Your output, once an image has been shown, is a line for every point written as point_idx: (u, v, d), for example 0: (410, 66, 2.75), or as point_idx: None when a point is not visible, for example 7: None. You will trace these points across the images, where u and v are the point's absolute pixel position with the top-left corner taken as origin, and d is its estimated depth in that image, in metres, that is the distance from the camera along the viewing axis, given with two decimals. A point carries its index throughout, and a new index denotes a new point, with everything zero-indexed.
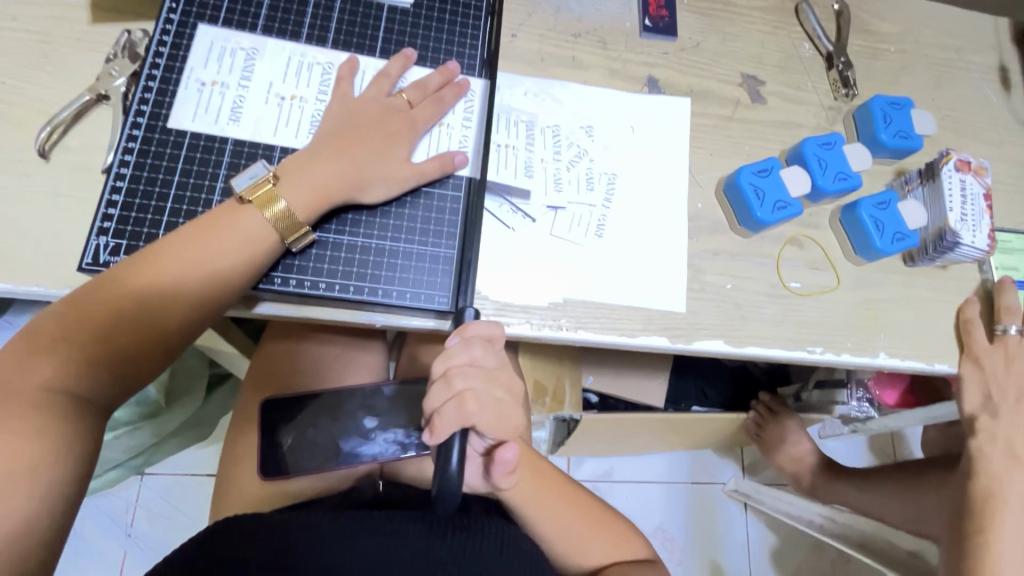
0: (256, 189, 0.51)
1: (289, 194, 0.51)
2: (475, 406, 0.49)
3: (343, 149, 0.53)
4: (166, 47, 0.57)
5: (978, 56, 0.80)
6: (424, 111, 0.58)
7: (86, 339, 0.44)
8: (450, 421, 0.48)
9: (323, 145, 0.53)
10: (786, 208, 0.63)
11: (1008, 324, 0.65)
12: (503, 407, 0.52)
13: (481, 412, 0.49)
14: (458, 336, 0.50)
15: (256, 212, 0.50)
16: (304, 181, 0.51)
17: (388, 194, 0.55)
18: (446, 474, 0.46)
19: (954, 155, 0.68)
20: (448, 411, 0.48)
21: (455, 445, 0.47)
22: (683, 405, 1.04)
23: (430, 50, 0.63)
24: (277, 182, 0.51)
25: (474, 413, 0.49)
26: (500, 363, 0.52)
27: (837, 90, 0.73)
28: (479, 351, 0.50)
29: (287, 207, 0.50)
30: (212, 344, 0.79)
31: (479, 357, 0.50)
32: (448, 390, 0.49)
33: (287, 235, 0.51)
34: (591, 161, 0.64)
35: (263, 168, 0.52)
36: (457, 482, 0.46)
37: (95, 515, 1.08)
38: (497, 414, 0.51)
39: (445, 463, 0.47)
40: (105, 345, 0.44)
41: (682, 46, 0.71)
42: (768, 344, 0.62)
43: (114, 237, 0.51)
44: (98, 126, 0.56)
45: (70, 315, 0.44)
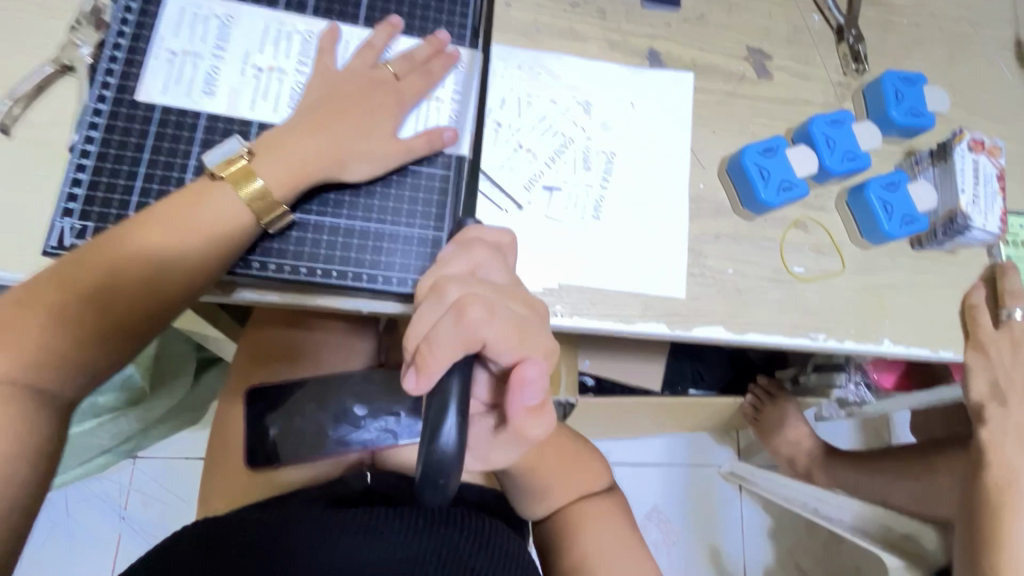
0: (229, 165, 0.48)
1: (266, 173, 0.48)
2: (478, 316, 0.38)
3: (322, 123, 0.50)
4: (133, 14, 0.53)
5: (995, 30, 0.77)
6: (411, 84, 0.55)
7: (55, 329, 0.41)
8: (445, 343, 0.37)
9: (301, 119, 0.50)
10: (792, 189, 0.60)
11: (1013, 309, 0.63)
12: (520, 321, 0.40)
13: (487, 322, 0.38)
14: (451, 246, 0.44)
15: (232, 189, 0.47)
16: (282, 158, 0.48)
17: (372, 172, 0.52)
18: (436, 442, 0.34)
19: (968, 134, 0.65)
20: (439, 336, 0.37)
21: (451, 394, 0.36)
22: (680, 388, 1.02)
23: (417, 19, 0.59)
24: (250, 158, 0.48)
25: (477, 326, 0.37)
26: (510, 279, 0.43)
27: (847, 64, 0.69)
28: (482, 257, 0.42)
29: (263, 185, 0.47)
30: (196, 328, 0.76)
31: (481, 266, 0.42)
32: (440, 304, 0.39)
33: (264, 214, 0.48)
34: (588, 140, 0.61)
35: (237, 142, 0.49)
36: (453, 455, 0.34)
37: (88, 499, 1.07)
38: (514, 326, 0.39)
39: (433, 425, 0.35)
40: (72, 331, 0.42)
41: (685, 17, 0.67)
42: (769, 331, 0.60)
43: (80, 220, 0.48)
44: (62, 99, 0.52)
45: (31, 301, 0.41)
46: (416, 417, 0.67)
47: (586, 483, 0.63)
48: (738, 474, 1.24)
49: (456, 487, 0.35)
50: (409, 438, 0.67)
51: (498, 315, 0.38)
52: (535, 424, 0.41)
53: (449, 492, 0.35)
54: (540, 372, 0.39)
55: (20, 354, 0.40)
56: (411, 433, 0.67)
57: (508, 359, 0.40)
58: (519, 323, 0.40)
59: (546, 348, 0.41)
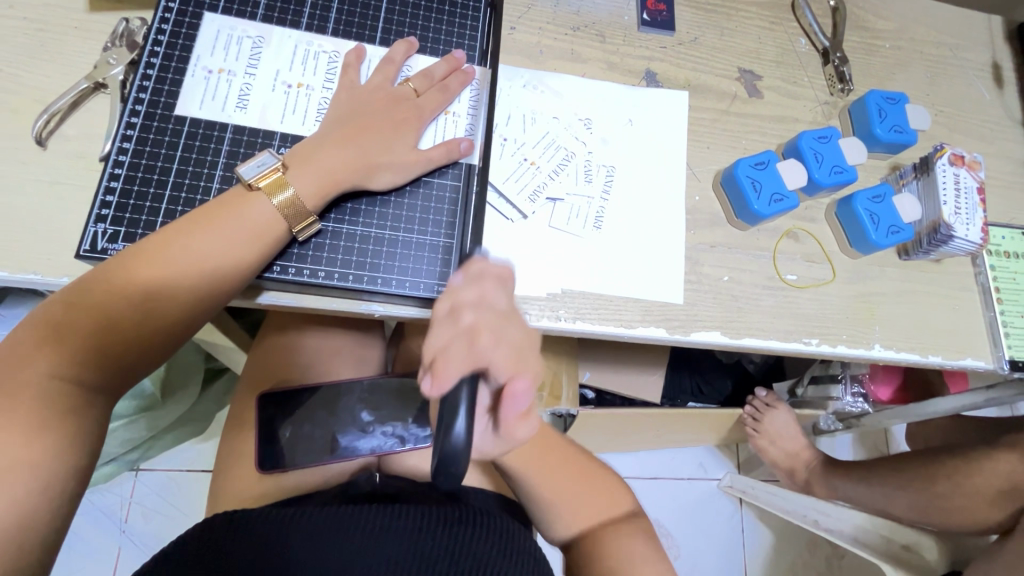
0: (263, 178, 0.51)
1: (297, 182, 0.51)
2: (488, 341, 0.40)
3: (353, 136, 0.53)
4: (165, 35, 0.57)
5: (973, 54, 0.81)
6: (430, 100, 0.59)
7: (100, 331, 0.44)
8: (460, 358, 0.39)
9: (331, 131, 0.53)
10: (783, 201, 0.63)
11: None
12: (519, 347, 0.43)
13: (494, 346, 0.41)
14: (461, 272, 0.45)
15: (265, 198, 0.50)
16: (312, 168, 0.51)
17: (395, 181, 0.56)
18: (449, 438, 0.35)
19: (949, 149, 0.68)
20: (453, 350, 0.39)
21: (461, 402, 0.37)
22: (680, 401, 1.05)
23: (430, 41, 0.63)
24: (285, 172, 0.51)
25: (485, 349, 0.40)
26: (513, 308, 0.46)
27: (833, 85, 0.73)
28: (492, 287, 0.44)
29: (296, 194, 0.50)
30: (208, 336, 0.78)
31: (490, 292, 0.44)
32: (455, 326, 0.41)
33: (295, 225, 0.51)
34: (589, 154, 0.64)
35: (271, 155, 0.51)
36: (463, 451, 0.35)
37: (88, 511, 1.07)
38: (515, 351, 0.42)
39: (446, 427, 0.36)
40: (117, 334, 0.45)
41: (680, 40, 0.71)
42: (765, 336, 0.62)
43: (112, 226, 0.51)
44: (96, 114, 0.55)
45: (79, 305, 0.44)
46: (423, 424, 0.70)
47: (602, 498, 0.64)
48: (738, 488, 1.24)
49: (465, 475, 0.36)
50: (415, 444, 0.69)
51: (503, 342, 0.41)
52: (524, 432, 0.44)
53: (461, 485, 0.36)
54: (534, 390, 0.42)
55: (60, 351, 0.43)
56: (419, 440, 0.69)
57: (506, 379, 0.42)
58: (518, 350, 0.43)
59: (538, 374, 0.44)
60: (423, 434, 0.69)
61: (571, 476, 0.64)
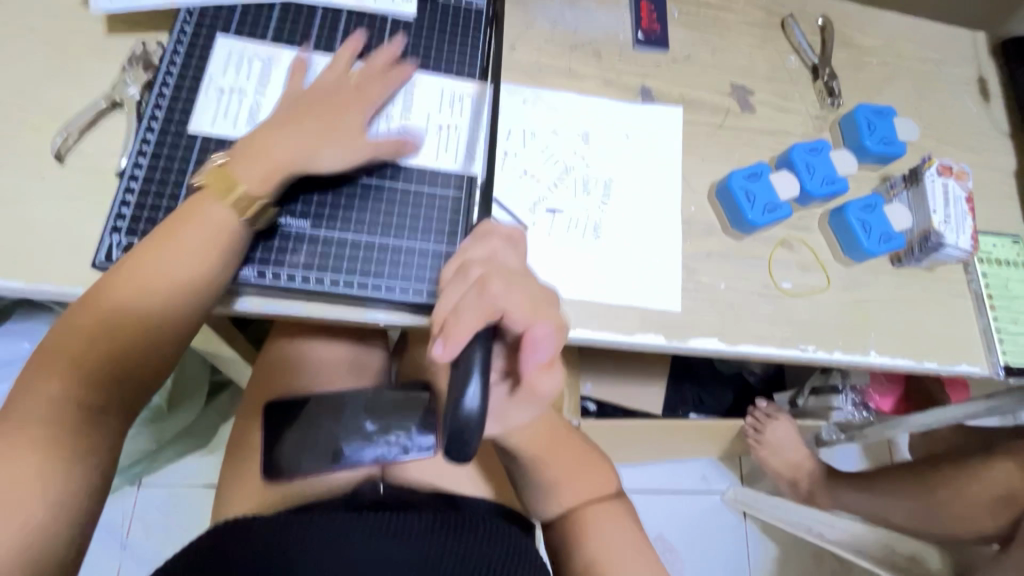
0: (271, 183, 0.53)
1: (244, 176, 0.51)
2: (498, 288, 0.44)
3: (291, 124, 0.53)
4: (180, 57, 0.59)
5: (958, 69, 0.84)
6: (374, 92, 0.58)
7: (117, 334, 0.47)
8: (471, 310, 0.42)
9: (273, 122, 0.53)
10: (776, 210, 0.65)
11: None
12: (534, 297, 0.45)
13: (506, 293, 0.44)
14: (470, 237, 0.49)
15: (218, 199, 0.51)
16: (258, 159, 0.51)
17: (343, 168, 0.54)
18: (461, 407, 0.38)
19: (936, 160, 0.70)
20: (465, 303, 0.43)
21: (471, 366, 0.39)
22: (681, 412, 1.06)
23: (432, 59, 0.66)
24: (288, 178, 0.53)
25: (496, 295, 0.43)
26: (523, 266, 0.48)
27: (823, 99, 0.76)
28: (499, 245, 0.48)
29: None
30: (215, 348, 0.79)
31: (497, 250, 0.47)
32: (465, 281, 0.45)
33: None
34: (587, 167, 0.66)
35: None
36: (477, 418, 0.38)
37: (90, 527, 1.07)
38: (528, 299, 0.45)
39: (458, 395, 0.38)
40: (131, 337, 0.47)
41: (674, 57, 0.74)
42: (761, 342, 0.63)
43: (126, 237, 0.52)
44: (111, 131, 0.58)
45: (97, 310, 0.47)
46: (426, 433, 0.70)
47: (602, 485, 0.63)
48: (743, 500, 1.24)
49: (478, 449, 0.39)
50: (418, 453, 0.69)
51: (513, 286, 0.45)
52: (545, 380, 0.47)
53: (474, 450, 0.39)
54: (550, 333, 0.45)
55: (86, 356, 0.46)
56: (422, 449, 0.70)
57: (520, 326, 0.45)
58: (534, 298, 0.45)
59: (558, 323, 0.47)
60: (426, 443, 0.70)
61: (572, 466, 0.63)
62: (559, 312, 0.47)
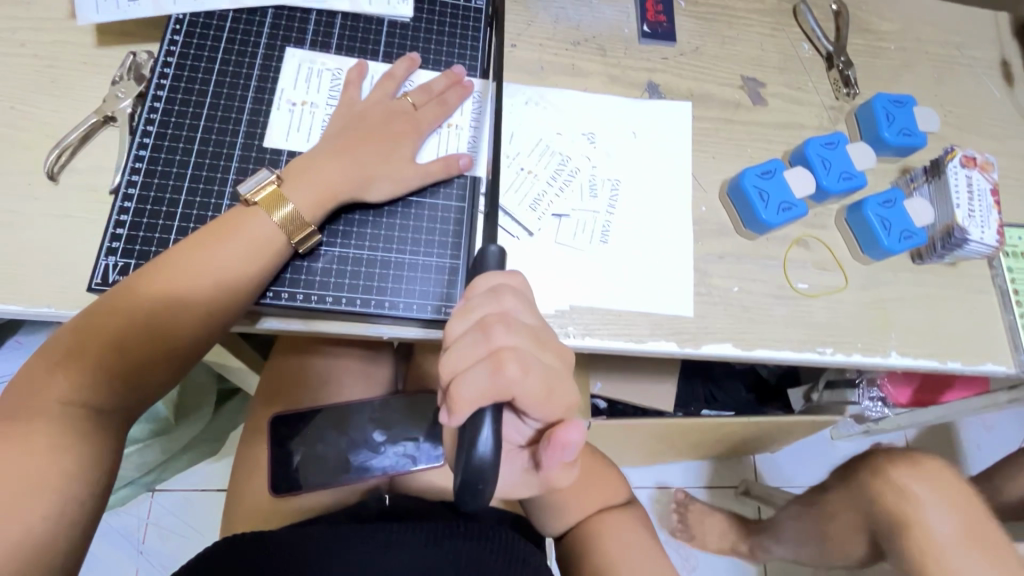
0: (260, 192, 0.52)
1: (295, 197, 0.51)
2: (513, 373, 0.40)
3: (348, 150, 0.54)
4: (171, 68, 0.57)
5: (981, 52, 0.80)
6: (430, 113, 0.59)
7: (108, 353, 0.45)
8: (477, 389, 0.39)
9: (327, 146, 0.54)
10: (792, 209, 0.62)
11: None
12: (550, 376, 0.43)
13: (521, 379, 0.40)
14: (471, 290, 0.44)
15: (265, 216, 0.51)
16: (309, 182, 0.52)
17: (392, 193, 0.56)
18: (475, 453, 0.37)
19: (959, 151, 0.67)
20: (474, 377, 0.40)
21: (483, 424, 0.38)
22: (693, 409, 1.04)
23: (433, 55, 0.64)
24: (280, 184, 0.52)
25: (510, 381, 0.40)
26: (537, 319, 0.44)
27: (839, 89, 0.73)
28: (509, 300, 0.43)
29: (294, 210, 0.51)
30: (220, 359, 0.79)
31: (511, 309, 0.43)
32: (482, 346, 0.41)
33: (295, 233, 0.51)
34: (594, 168, 0.64)
35: (268, 171, 0.53)
36: (491, 465, 0.37)
37: (107, 533, 1.08)
38: (544, 382, 0.42)
39: (471, 440, 0.37)
40: (112, 355, 0.45)
41: (681, 50, 0.71)
42: (777, 347, 0.61)
43: (123, 257, 0.51)
44: (105, 147, 0.56)
45: (87, 329, 0.45)
46: (435, 443, 0.69)
47: (617, 494, 0.66)
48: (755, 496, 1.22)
49: (491, 495, 0.38)
50: (427, 462, 0.69)
51: (531, 370, 0.41)
52: (563, 476, 0.49)
53: (485, 497, 0.38)
54: (581, 437, 0.43)
55: (81, 381, 0.44)
56: (430, 457, 0.69)
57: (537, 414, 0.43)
58: (549, 379, 0.42)
59: (569, 403, 0.45)
60: (435, 452, 0.69)
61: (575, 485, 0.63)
62: (572, 389, 0.45)
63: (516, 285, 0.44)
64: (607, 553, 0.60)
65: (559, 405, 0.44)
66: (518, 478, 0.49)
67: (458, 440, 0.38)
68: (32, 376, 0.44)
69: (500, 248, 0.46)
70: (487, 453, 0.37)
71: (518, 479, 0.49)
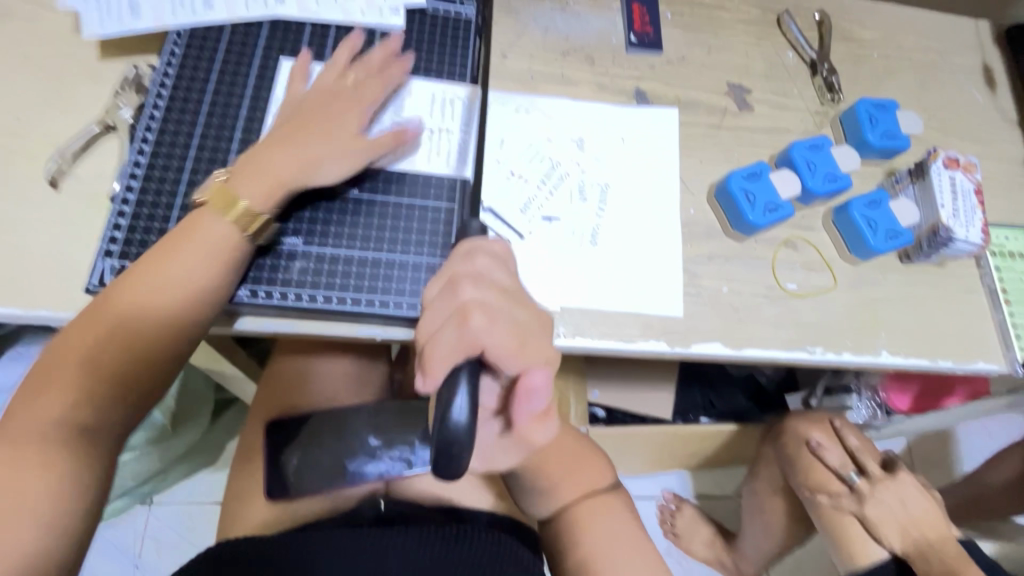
0: (208, 193, 0.52)
1: (245, 190, 0.51)
2: (479, 322, 0.40)
3: (292, 139, 0.53)
4: (170, 78, 0.59)
5: (962, 58, 0.82)
6: (419, 119, 0.61)
7: (106, 349, 0.47)
8: (447, 349, 0.40)
9: None
10: (778, 210, 0.64)
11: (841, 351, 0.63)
12: (521, 329, 0.42)
13: (487, 329, 0.40)
14: (451, 256, 0.46)
15: (218, 215, 0.51)
16: (256, 175, 0.52)
17: (343, 172, 0.55)
18: (449, 419, 0.37)
19: (942, 153, 0.69)
20: (443, 339, 0.40)
21: (461, 384, 0.38)
22: (691, 416, 1.04)
23: (419, 61, 0.66)
24: (224, 183, 0.52)
25: (477, 332, 0.40)
26: (513, 281, 0.45)
27: (823, 95, 0.74)
28: (484, 263, 0.44)
29: (238, 205, 0.51)
30: (216, 366, 0.79)
31: (484, 269, 0.44)
32: (453, 301, 0.41)
33: (246, 228, 0.51)
34: (583, 172, 0.65)
35: (215, 173, 0.53)
36: (466, 432, 0.37)
37: (103, 548, 1.07)
38: (515, 334, 0.42)
39: (446, 406, 0.37)
40: (110, 350, 0.47)
41: (668, 59, 0.73)
42: (767, 346, 0.62)
43: (119, 260, 0.52)
44: (105, 155, 0.58)
45: (88, 326, 0.47)
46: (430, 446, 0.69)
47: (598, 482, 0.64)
48: None
49: (467, 464, 0.38)
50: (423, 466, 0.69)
51: (499, 323, 0.41)
52: (538, 431, 0.48)
53: (462, 465, 0.38)
54: (545, 382, 0.42)
55: (77, 378, 0.45)
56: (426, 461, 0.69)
57: (512, 371, 0.42)
58: (520, 333, 0.42)
59: (544, 356, 0.44)
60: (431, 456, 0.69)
61: (588, 505, 0.62)
62: (548, 344, 0.45)
63: (493, 248, 0.46)
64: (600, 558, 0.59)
65: (534, 358, 0.43)
66: (493, 448, 0.49)
67: (436, 399, 0.39)
68: (36, 374, 0.46)
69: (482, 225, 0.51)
70: (461, 421, 0.37)
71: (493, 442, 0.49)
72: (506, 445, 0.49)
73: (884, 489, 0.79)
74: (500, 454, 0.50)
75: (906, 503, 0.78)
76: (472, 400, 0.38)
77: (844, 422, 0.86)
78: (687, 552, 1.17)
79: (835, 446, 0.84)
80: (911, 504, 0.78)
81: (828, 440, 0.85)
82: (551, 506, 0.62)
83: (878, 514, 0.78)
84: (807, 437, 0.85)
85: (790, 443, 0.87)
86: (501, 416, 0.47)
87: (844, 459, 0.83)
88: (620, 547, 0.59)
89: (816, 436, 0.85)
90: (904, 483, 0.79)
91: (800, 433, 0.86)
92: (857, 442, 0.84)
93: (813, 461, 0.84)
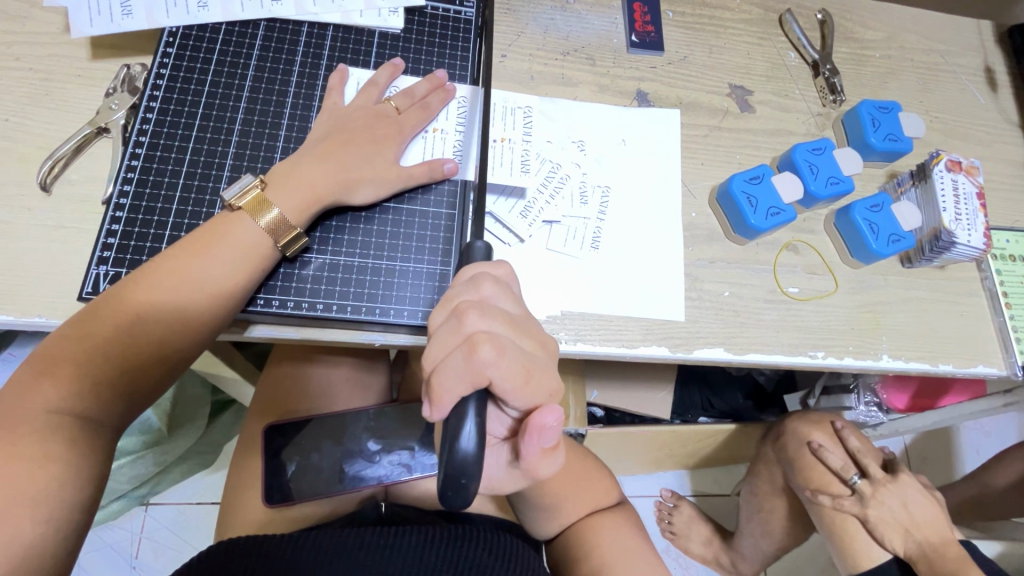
0: (244, 197, 0.52)
1: (279, 200, 0.52)
2: (488, 355, 0.39)
3: (332, 153, 0.54)
4: (164, 80, 0.58)
5: (964, 59, 0.81)
6: (412, 116, 0.59)
7: (95, 359, 0.45)
8: (454, 377, 0.39)
9: (312, 148, 0.55)
10: (780, 214, 0.63)
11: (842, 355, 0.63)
12: (528, 361, 0.41)
13: (496, 362, 0.39)
14: (455, 281, 0.45)
15: (250, 220, 0.51)
16: (290, 184, 0.52)
17: (377, 196, 0.56)
18: (458, 448, 0.36)
19: (945, 155, 0.68)
20: (449, 367, 0.39)
21: (467, 418, 0.38)
22: (690, 416, 1.04)
23: (411, 61, 0.65)
24: (264, 188, 0.52)
25: (486, 364, 0.39)
26: (520, 308, 0.44)
27: (825, 96, 0.74)
28: (488, 291, 0.43)
29: (279, 213, 0.51)
30: (213, 370, 0.79)
31: (489, 296, 0.43)
32: (459, 331, 0.40)
33: (282, 237, 0.52)
34: (584, 174, 0.65)
35: (251, 177, 0.53)
36: (473, 460, 0.37)
37: (100, 549, 1.06)
38: (521, 366, 0.40)
39: (455, 435, 0.37)
40: (100, 360, 0.45)
41: (669, 59, 0.72)
42: (769, 350, 0.62)
43: (114, 267, 0.51)
44: (98, 158, 0.57)
45: (76, 337, 0.45)
46: (430, 450, 0.69)
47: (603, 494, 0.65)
48: None
49: (475, 491, 0.38)
50: (423, 472, 0.68)
51: (507, 354, 0.40)
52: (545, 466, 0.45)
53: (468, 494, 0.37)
54: (556, 420, 0.41)
55: (66, 388, 0.44)
56: (427, 467, 0.69)
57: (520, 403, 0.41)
58: (527, 364, 0.41)
59: (551, 389, 0.43)
60: (431, 461, 0.69)
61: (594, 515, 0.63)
62: (556, 375, 0.43)
63: (497, 274, 0.45)
64: (601, 565, 0.59)
65: (540, 391, 0.42)
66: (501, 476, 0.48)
67: (443, 433, 0.38)
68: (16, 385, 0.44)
69: (486, 244, 0.47)
70: (470, 449, 0.37)
71: (501, 472, 0.47)
72: (512, 477, 0.47)
73: (886, 491, 0.79)
74: (509, 483, 0.49)
75: (908, 506, 0.78)
76: (478, 438, 0.37)
77: (845, 423, 0.85)
78: (684, 551, 1.17)
79: (836, 448, 0.84)
80: (913, 505, 0.78)
81: (829, 442, 0.85)
82: (556, 520, 0.63)
83: (881, 516, 0.78)
84: (808, 439, 0.85)
85: (791, 445, 0.87)
86: (510, 443, 0.46)
87: (844, 459, 0.82)
88: (614, 559, 0.59)
89: (816, 438, 0.85)
90: (905, 485, 0.79)
91: (801, 435, 0.86)
92: (858, 443, 0.84)
93: (814, 462, 0.83)
